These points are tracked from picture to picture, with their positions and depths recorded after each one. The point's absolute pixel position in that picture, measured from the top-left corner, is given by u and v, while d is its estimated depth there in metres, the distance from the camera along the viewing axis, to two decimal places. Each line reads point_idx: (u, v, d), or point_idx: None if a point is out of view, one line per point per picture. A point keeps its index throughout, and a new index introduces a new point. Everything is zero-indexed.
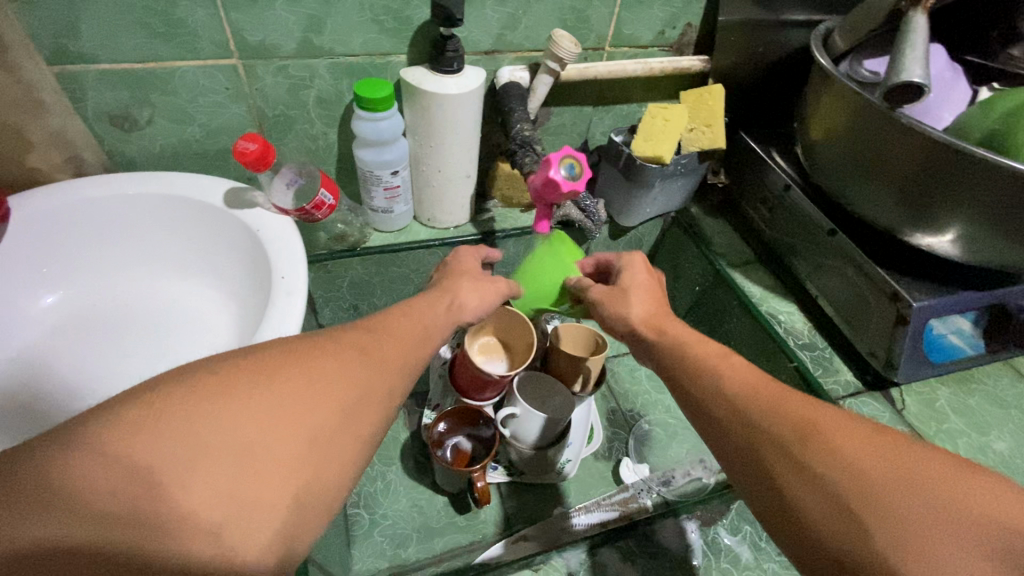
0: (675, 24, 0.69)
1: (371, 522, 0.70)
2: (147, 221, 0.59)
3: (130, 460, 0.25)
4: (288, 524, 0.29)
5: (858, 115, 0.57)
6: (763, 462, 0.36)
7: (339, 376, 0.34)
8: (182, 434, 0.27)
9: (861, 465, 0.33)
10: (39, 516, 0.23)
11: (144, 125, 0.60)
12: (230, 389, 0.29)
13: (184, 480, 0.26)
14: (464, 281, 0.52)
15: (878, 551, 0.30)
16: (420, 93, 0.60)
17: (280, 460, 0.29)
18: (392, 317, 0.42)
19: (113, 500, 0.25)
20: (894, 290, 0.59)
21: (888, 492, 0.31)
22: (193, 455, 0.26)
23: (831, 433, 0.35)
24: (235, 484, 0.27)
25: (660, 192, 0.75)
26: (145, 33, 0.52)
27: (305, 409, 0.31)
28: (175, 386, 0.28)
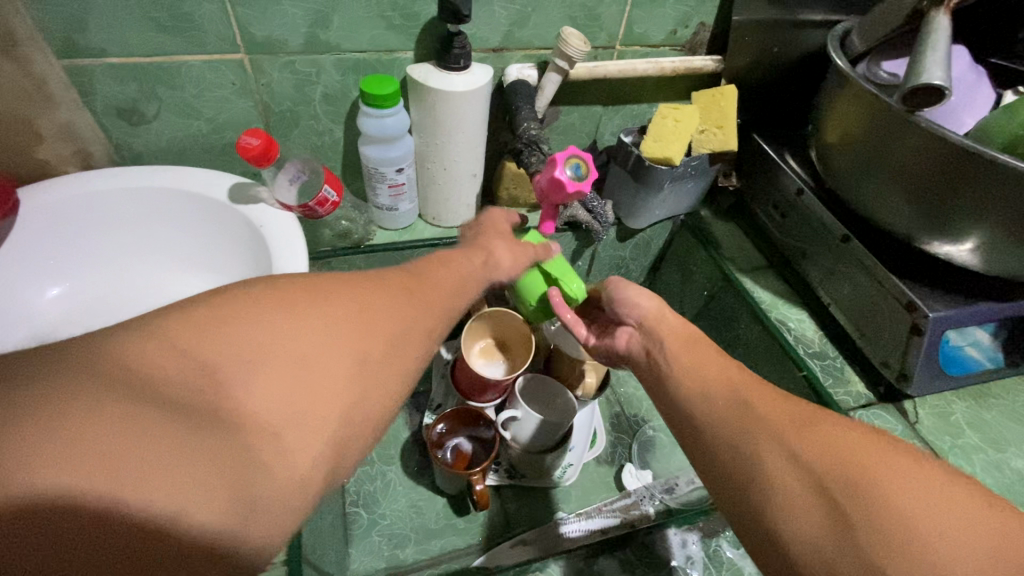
0: (688, 23, 0.67)
1: (370, 521, 0.70)
2: (153, 216, 0.59)
3: (198, 356, 0.27)
4: (337, 435, 0.30)
5: (877, 117, 0.55)
6: (760, 449, 0.37)
7: (390, 308, 0.36)
8: (255, 340, 0.29)
9: (853, 463, 0.34)
10: (111, 390, 0.24)
11: (151, 119, 0.60)
12: (297, 306, 0.31)
13: (245, 379, 0.28)
14: (499, 241, 0.54)
15: (867, 557, 0.31)
16: (426, 90, 0.60)
17: (333, 374, 0.30)
18: (432, 267, 0.44)
19: (178, 388, 0.26)
20: (908, 300, 0.57)
21: (879, 504, 0.32)
22: (265, 358, 0.29)
23: (833, 432, 0.37)
24: (302, 390, 0.29)
25: (669, 194, 0.74)
26: (152, 27, 0.52)
27: (357, 333, 0.33)
28: (248, 297, 0.31)
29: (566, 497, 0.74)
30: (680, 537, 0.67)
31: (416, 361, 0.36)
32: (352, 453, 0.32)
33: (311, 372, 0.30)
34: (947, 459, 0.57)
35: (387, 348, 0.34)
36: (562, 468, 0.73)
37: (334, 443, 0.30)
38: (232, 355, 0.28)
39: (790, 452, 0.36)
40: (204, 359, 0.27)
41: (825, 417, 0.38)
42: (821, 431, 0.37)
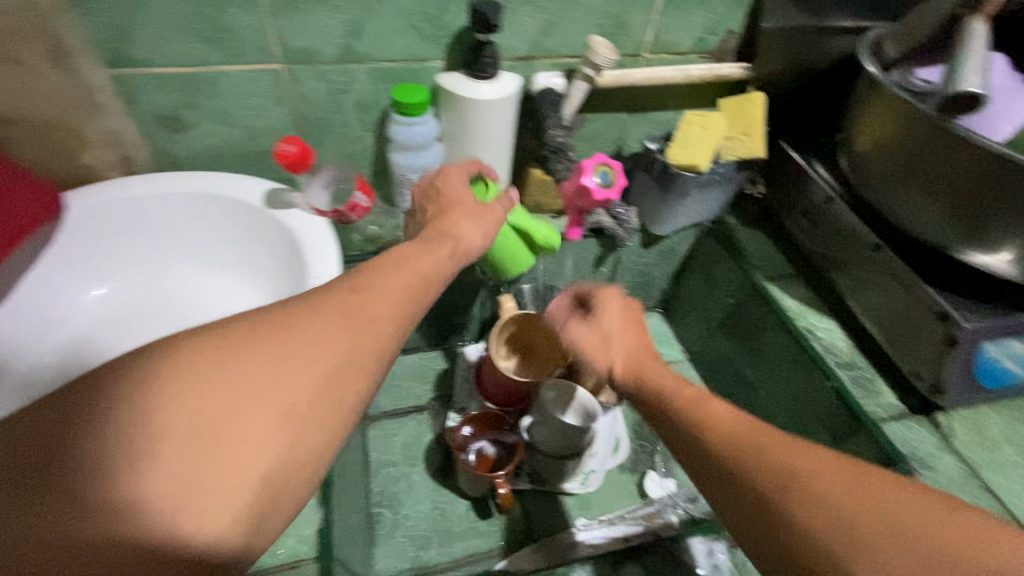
0: (716, 30, 0.67)
1: (394, 522, 0.70)
2: (191, 219, 0.61)
3: (92, 446, 0.27)
4: (257, 500, 0.29)
5: (907, 128, 0.55)
6: (747, 513, 0.35)
7: (345, 325, 0.35)
8: (214, 383, 0.30)
9: (835, 541, 0.31)
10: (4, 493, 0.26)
11: (191, 127, 0.62)
12: (252, 343, 0.32)
13: (137, 463, 0.27)
14: (462, 217, 0.52)
15: None
16: (456, 98, 0.61)
17: (244, 437, 0.29)
18: (385, 268, 0.41)
19: (66, 482, 0.26)
20: (943, 310, 0.56)
21: (863, 534, 0.31)
22: (224, 398, 0.30)
23: (818, 485, 0.33)
24: (263, 425, 0.30)
25: (695, 201, 0.74)
26: (195, 38, 0.54)
27: (273, 385, 0.31)
28: (205, 340, 0.31)
29: (588, 504, 0.74)
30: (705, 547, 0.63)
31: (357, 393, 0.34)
32: (282, 508, 0.31)
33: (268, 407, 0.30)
34: (983, 474, 0.56)
35: (344, 367, 0.34)
36: (585, 474, 0.74)
37: (267, 502, 0.30)
38: (192, 399, 0.29)
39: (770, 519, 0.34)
40: (167, 407, 0.28)
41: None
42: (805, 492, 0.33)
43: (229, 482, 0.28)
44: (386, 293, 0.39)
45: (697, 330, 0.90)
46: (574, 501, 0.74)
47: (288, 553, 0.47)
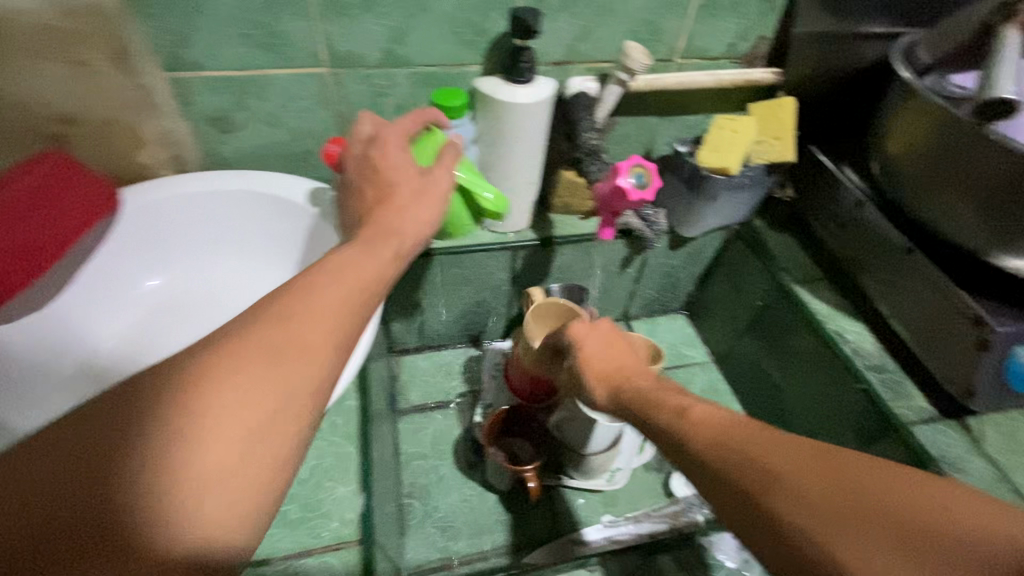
0: (748, 36, 0.69)
1: (424, 513, 0.72)
2: (238, 216, 0.63)
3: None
4: (207, 547, 0.27)
5: (943, 134, 0.55)
6: (749, 516, 0.33)
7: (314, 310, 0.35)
8: (204, 385, 0.29)
9: (821, 530, 0.30)
10: None
11: (239, 127, 0.64)
12: (227, 349, 0.31)
13: (51, 548, 0.25)
14: (401, 195, 0.48)
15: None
16: (494, 102, 0.62)
17: (176, 479, 0.27)
18: (322, 266, 0.38)
19: None
20: (976, 314, 0.56)
21: (864, 528, 0.29)
22: (212, 398, 0.29)
23: (798, 476, 0.32)
24: (191, 464, 0.27)
25: (724, 204, 0.75)
26: (248, 43, 0.57)
27: (199, 419, 0.28)
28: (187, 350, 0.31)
29: (614, 501, 0.75)
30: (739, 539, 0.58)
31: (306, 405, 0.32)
32: (238, 543, 0.28)
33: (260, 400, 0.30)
34: (1016, 479, 0.56)
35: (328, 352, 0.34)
36: (612, 472, 0.75)
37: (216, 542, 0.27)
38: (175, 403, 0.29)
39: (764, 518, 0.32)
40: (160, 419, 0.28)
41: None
42: (788, 482, 0.32)
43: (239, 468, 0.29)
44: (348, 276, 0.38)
45: (723, 332, 0.91)
46: (600, 498, 0.76)
47: (332, 534, 0.49)
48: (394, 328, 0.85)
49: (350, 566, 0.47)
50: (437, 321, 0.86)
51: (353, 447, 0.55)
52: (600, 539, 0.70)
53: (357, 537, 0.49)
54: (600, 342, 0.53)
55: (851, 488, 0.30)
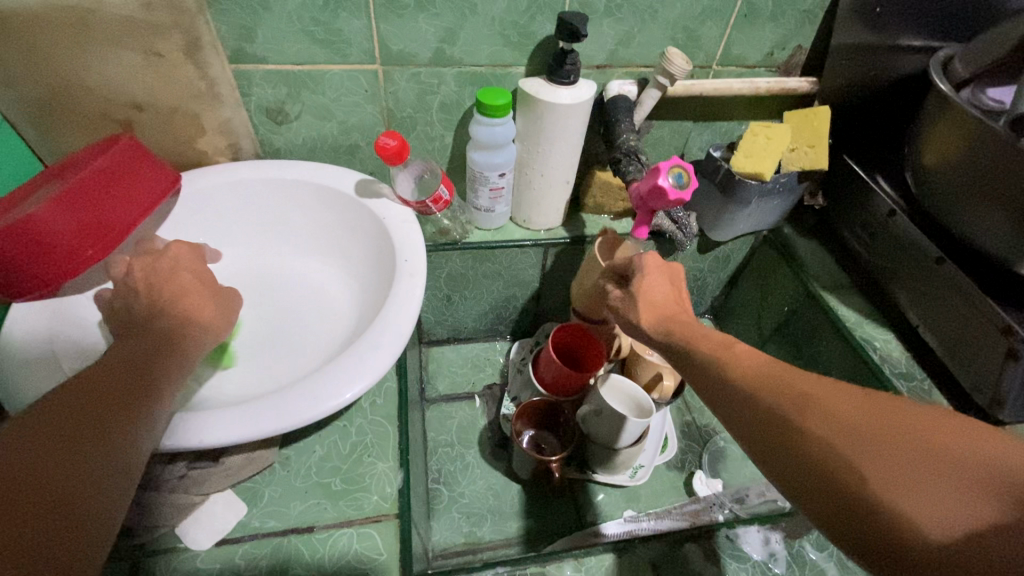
0: (785, 45, 0.70)
1: (451, 498, 0.74)
2: (289, 204, 0.67)
3: None
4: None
5: (978, 144, 0.56)
6: (770, 438, 0.37)
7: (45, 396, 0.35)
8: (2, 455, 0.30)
9: (843, 444, 0.33)
10: None
11: (293, 119, 0.68)
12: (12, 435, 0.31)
13: None
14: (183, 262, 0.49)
15: (873, 494, 0.31)
16: (536, 102, 0.65)
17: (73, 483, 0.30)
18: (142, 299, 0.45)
19: None
20: (1006, 323, 0.56)
21: (877, 441, 0.33)
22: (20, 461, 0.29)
23: (832, 407, 0.35)
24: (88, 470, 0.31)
25: (756, 209, 0.76)
26: (307, 40, 0.60)
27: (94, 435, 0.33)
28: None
29: (636, 496, 0.77)
30: (763, 534, 0.59)
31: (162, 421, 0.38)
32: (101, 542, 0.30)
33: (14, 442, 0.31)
34: None
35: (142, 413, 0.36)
36: (634, 468, 0.76)
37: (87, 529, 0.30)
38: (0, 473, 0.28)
39: (790, 439, 0.36)
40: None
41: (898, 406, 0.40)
42: (821, 407, 0.36)
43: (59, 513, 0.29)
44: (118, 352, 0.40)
45: (749, 337, 0.92)
46: (623, 493, 0.77)
47: (372, 507, 0.51)
48: (425, 320, 0.88)
49: (388, 537, 0.49)
50: (466, 314, 0.88)
51: (391, 427, 0.57)
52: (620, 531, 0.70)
53: (395, 510, 0.51)
54: (662, 284, 0.53)
55: (881, 418, 0.34)
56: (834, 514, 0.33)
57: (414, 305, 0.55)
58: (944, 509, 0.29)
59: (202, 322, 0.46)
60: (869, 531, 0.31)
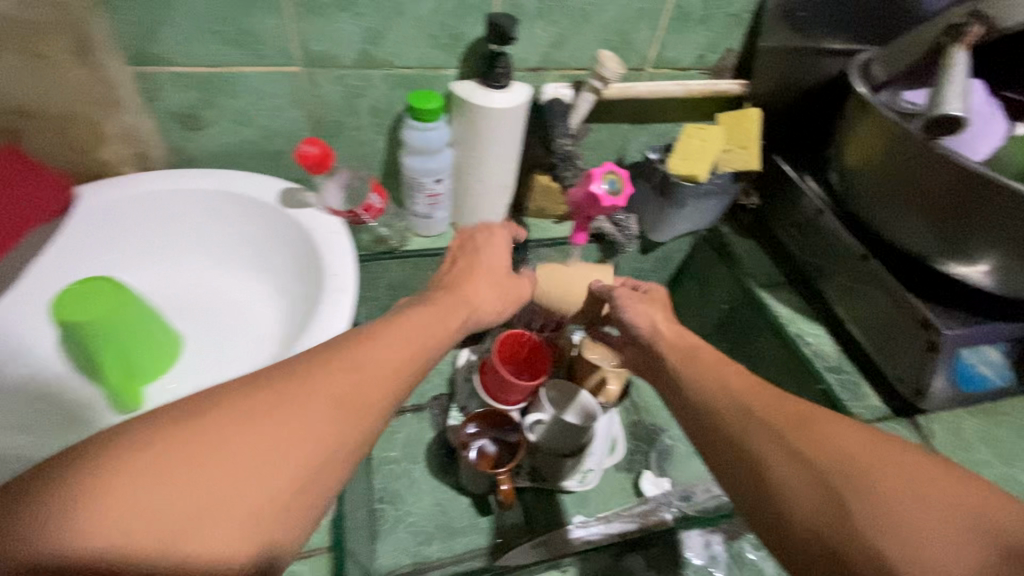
0: (715, 48, 0.71)
1: (396, 518, 0.72)
2: (206, 216, 0.62)
3: (113, 503, 0.28)
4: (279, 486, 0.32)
5: (896, 148, 0.58)
6: (750, 459, 0.43)
7: (205, 412, 0.32)
8: (108, 511, 0.27)
9: (830, 470, 0.38)
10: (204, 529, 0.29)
11: (208, 125, 0.63)
12: (135, 466, 0.29)
13: (158, 519, 0.28)
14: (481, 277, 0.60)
15: (851, 520, 0.35)
16: (469, 106, 0.63)
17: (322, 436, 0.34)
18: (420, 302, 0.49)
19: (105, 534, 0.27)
20: (926, 318, 0.59)
21: (864, 471, 0.37)
22: (111, 550, 0.27)
23: (826, 437, 0.40)
24: (319, 420, 0.34)
25: (693, 210, 0.77)
26: (218, 40, 0.56)
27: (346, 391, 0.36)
28: (110, 458, 0.29)
29: (586, 501, 0.76)
30: (703, 537, 0.67)
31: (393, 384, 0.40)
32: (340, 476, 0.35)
33: (124, 488, 0.28)
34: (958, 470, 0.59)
35: (341, 434, 0.35)
36: (583, 473, 0.76)
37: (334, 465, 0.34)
38: (269, 463, 0.32)
39: (790, 461, 0.40)
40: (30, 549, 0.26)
41: (838, 420, 0.42)
42: (817, 434, 0.41)
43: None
44: (298, 386, 0.35)
45: None
46: (573, 499, 0.76)
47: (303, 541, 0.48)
48: None
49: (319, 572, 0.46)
50: None
51: None
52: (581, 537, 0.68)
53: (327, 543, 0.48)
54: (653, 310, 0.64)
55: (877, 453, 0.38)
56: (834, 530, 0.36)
57: (340, 324, 0.52)
58: (939, 534, 0.33)
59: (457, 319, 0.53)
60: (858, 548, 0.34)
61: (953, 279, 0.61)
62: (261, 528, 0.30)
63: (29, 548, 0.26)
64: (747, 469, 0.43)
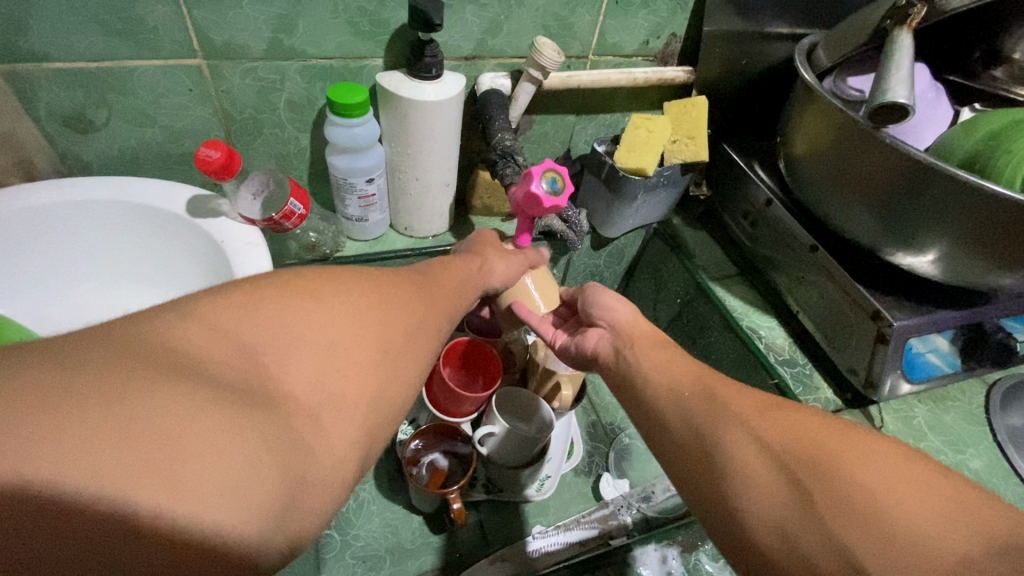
0: (660, 33, 0.68)
1: (343, 543, 0.68)
2: (104, 232, 0.55)
3: (240, 340, 0.28)
4: (381, 367, 0.32)
5: (840, 133, 0.57)
6: (710, 453, 0.40)
7: (331, 272, 0.34)
8: (262, 322, 0.29)
9: (800, 466, 0.36)
10: (316, 379, 0.29)
11: (101, 127, 0.56)
12: (282, 295, 0.30)
13: (283, 363, 0.28)
14: (491, 250, 0.56)
15: (825, 528, 0.33)
16: (397, 99, 0.57)
17: (409, 328, 0.35)
18: (454, 259, 0.50)
19: (226, 368, 0.26)
20: (875, 309, 0.59)
21: (842, 465, 0.35)
22: (267, 353, 0.28)
23: (801, 429, 0.38)
24: (407, 319, 0.35)
25: (644, 203, 0.74)
26: (101, 31, 0.49)
27: (422, 304, 0.38)
28: (258, 287, 0.30)
29: (544, 510, 0.73)
30: (660, 552, 0.67)
31: (448, 306, 0.42)
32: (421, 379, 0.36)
33: (270, 340, 0.28)
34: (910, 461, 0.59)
35: (423, 341, 0.36)
36: (540, 481, 0.72)
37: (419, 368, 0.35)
38: (374, 335, 0.32)
39: (756, 451, 0.38)
40: (193, 333, 0.27)
41: (794, 415, 0.40)
42: (783, 422, 0.39)
43: (275, 447, 0.25)
44: (395, 279, 0.38)
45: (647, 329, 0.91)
46: (531, 508, 0.73)
47: None
48: None
49: None
50: None
51: None
52: (536, 552, 0.65)
53: None
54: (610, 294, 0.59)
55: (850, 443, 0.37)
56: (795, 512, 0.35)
57: None
58: (923, 527, 0.32)
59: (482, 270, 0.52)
60: (815, 542, 0.33)
61: (904, 270, 0.60)
62: (377, 379, 0.31)
63: (192, 330, 0.27)
64: (696, 469, 0.40)
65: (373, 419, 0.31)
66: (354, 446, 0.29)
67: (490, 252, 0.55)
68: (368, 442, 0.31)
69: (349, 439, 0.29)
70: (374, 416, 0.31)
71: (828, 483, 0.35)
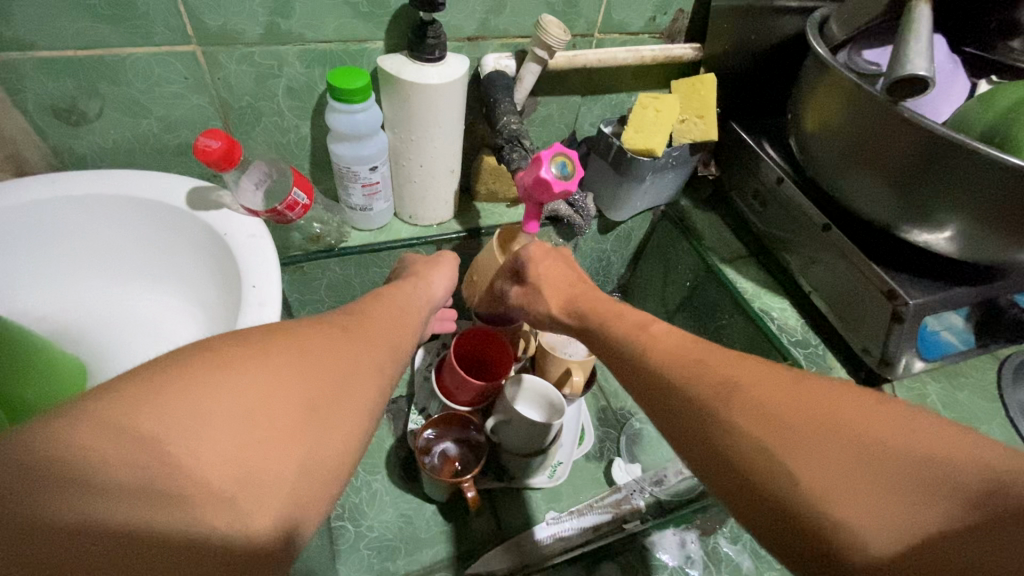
0: (667, 9, 0.66)
1: (357, 535, 0.68)
2: (104, 228, 0.54)
3: (138, 432, 0.24)
4: (318, 425, 0.29)
5: (855, 112, 0.55)
6: (691, 434, 0.36)
7: (243, 333, 0.30)
8: (163, 405, 0.25)
9: (763, 438, 0.32)
10: (228, 462, 0.25)
11: (93, 118, 0.54)
12: (184, 371, 0.26)
13: (194, 448, 0.25)
14: (439, 269, 0.56)
15: (802, 500, 0.30)
16: (399, 83, 0.56)
17: (349, 370, 0.33)
18: (397, 289, 0.48)
19: (125, 472, 0.23)
20: (890, 288, 0.57)
21: (798, 431, 0.32)
22: (171, 443, 0.24)
23: (755, 395, 0.34)
24: (343, 361, 0.33)
25: (651, 185, 0.73)
26: (89, 16, 0.47)
27: (359, 343, 0.35)
28: (153, 371, 0.26)
29: (557, 496, 0.73)
30: (678, 536, 0.68)
31: (391, 330, 0.39)
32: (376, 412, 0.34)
33: (176, 423, 0.25)
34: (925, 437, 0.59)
35: (371, 378, 0.34)
36: (553, 466, 0.73)
37: (369, 411, 0.33)
38: (302, 392, 0.29)
39: (723, 436, 0.34)
40: (85, 436, 0.23)
41: None
42: (747, 404, 0.34)
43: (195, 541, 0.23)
44: (317, 329, 0.34)
45: (657, 313, 0.91)
46: (543, 494, 0.73)
47: None
48: None
49: None
50: None
51: None
52: (548, 537, 0.66)
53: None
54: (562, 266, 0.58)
55: (816, 422, 0.32)
56: (743, 509, 0.33)
57: None
58: (893, 497, 0.28)
59: (427, 293, 0.51)
60: (771, 524, 0.31)
61: (926, 249, 0.59)
62: (305, 443, 0.28)
63: (84, 436, 0.23)
64: (675, 445, 0.37)
65: (304, 489, 0.28)
66: (299, 503, 0.28)
67: (433, 270, 0.55)
68: (312, 503, 0.28)
69: (276, 520, 0.26)
70: (309, 480, 0.28)
71: (764, 480, 0.31)
